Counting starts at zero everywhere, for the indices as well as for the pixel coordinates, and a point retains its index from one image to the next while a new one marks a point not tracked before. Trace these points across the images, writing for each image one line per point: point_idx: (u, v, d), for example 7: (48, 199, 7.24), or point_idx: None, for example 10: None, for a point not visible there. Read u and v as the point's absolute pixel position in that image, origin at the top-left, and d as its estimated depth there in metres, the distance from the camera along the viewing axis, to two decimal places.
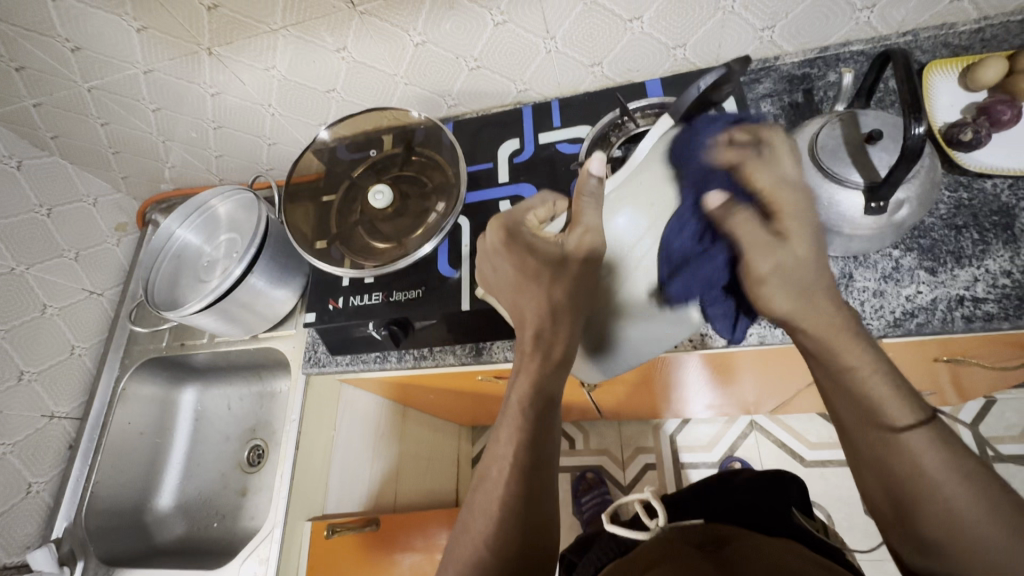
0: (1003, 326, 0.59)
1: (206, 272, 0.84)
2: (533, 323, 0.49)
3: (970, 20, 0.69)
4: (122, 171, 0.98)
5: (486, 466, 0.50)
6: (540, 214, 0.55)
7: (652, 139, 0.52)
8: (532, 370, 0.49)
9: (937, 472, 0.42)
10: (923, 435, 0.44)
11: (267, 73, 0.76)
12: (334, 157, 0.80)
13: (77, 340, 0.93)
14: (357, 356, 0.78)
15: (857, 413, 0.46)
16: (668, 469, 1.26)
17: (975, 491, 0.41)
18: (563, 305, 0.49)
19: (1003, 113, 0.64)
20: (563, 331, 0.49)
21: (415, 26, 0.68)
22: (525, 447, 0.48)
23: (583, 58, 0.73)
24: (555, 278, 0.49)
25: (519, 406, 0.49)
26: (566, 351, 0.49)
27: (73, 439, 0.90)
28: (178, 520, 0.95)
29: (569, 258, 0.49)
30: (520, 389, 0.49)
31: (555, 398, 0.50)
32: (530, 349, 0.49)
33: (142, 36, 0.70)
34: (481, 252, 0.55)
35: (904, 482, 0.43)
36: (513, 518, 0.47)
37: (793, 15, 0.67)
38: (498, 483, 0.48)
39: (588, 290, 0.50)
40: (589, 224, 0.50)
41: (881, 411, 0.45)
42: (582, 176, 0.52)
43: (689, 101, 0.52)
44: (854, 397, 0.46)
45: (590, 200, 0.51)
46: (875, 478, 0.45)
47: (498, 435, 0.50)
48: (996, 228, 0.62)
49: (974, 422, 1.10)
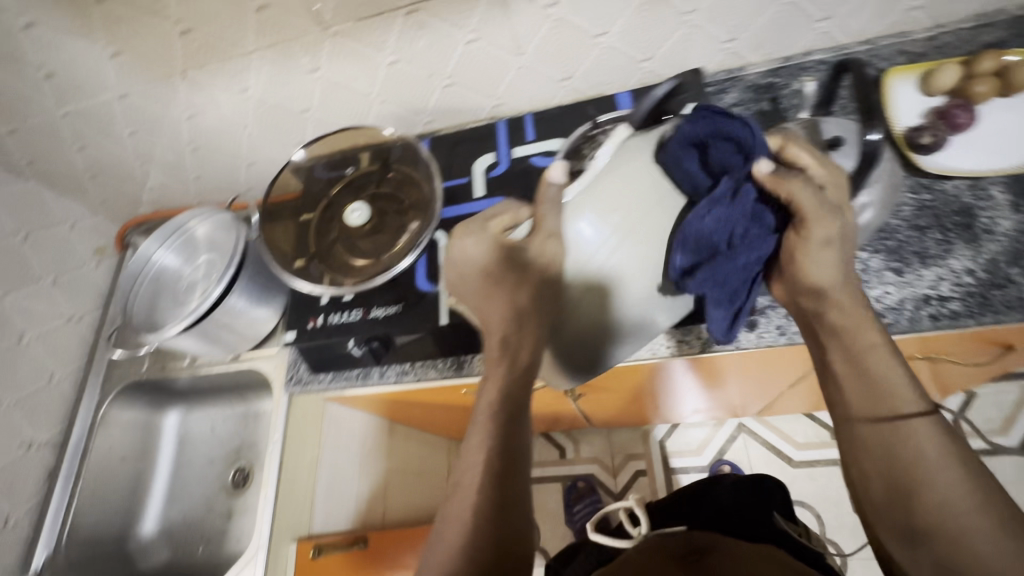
0: (969, 323, 0.60)
1: (186, 295, 0.85)
2: (499, 329, 0.52)
3: (925, 28, 0.72)
4: (100, 196, 0.97)
5: (460, 475, 0.51)
6: (503, 222, 0.56)
7: (608, 152, 0.50)
8: (499, 376, 0.52)
9: (937, 455, 0.47)
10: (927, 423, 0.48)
11: (243, 95, 0.76)
12: (310, 176, 0.80)
13: (56, 367, 0.92)
14: (339, 373, 0.79)
15: (869, 397, 0.50)
16: (658, 475, 1.26)
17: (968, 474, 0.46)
18: (527, 312, 0.52)
19: (959, 116, 0.67)
20: (527, 337, 0.52)
21: (387, 46, 0.69)
22: (495, 452, 0.50)
23: (554, 73, 0.75)
24: (519, 285, 0.52)
25: (488, 412, 0.51)
26: (531, 359, 0.52)
27: (53, 466, 0.89)
28: (162, 546, 0.93)
29: (530, 266, 0.51)
30: (489, 395, 0.52)
31: (523, 403, 0.52)
32: (497, 355, 0.52)
33: (115, 62, 0.71)
34: (449, 259, 0.56)
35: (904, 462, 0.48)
36: (488, 524, 0.47)
37: (754, 27, 0.69)
38: (471, 491, 0.49)
39: (551, 296, 0.51)
40: (551, 228, 0.51)
41: (893, 396, 0.49)
42: (542, 185, 0.52)
43: (645, 110, 0.53)
44: (867, 381, 0.50)
45: (552, 206, 0.51)
46: (880, 461, 0.49)
47: (469, 443, 0.51)
48: (957, 228, 0.64)
49: (956, 416, 1.11)
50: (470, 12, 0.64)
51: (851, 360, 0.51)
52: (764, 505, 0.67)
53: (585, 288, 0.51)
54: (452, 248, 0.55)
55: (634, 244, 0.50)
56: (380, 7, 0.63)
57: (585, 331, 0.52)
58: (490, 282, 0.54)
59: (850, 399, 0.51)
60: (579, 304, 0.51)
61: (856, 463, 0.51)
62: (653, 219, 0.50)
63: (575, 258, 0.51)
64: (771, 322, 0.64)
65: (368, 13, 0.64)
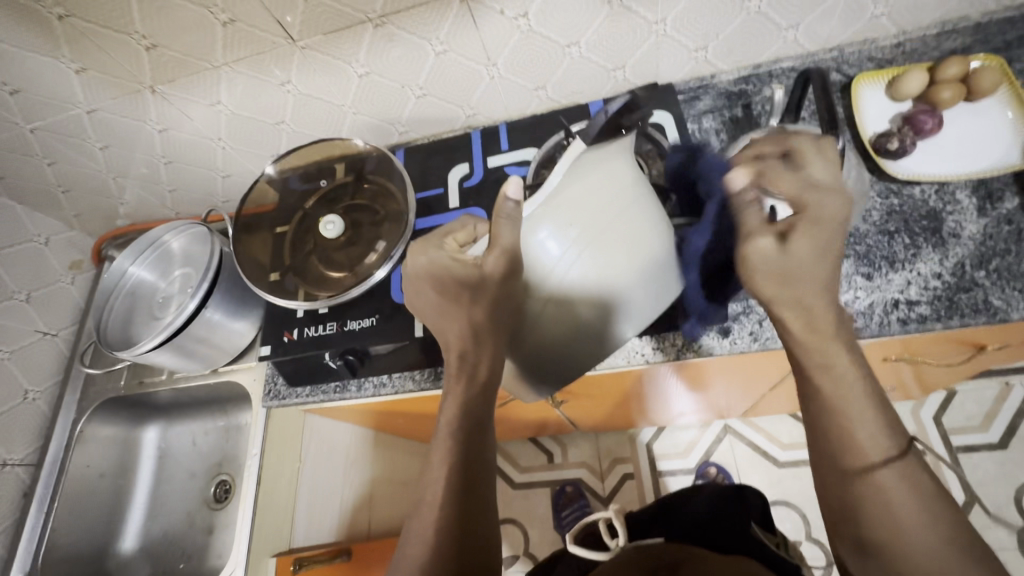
0: (936, 327, 0.61)
1: (161, 309, 0.84)
2: (457, 346, 0.53)
3: (891, 35, 0.72)
4: (74, 210, 0.96)
5: (422, 491, 0.52)
6: (460, 238, 0.56)
7: (562, 170, 0.49)
8: (458, 393, 0.52)
9: (907, 502, 0.44)
10: (896, 468, 0.45)
11: (214, 108, 0.76)
12: (286, 188, 0.80)
13: (31, 384, 0.91)
14: (317, 387, 0.77)
15: (836, 436, 0.47)
16: (645, 478, 1.26)
17: (938, 523, 0.43)
18: (484, 327, 0.52)
19: (925, 122, 0.67)
20: (486, 351, 0.52)
21: (357, 59, 0.69)
22: (456, 467, 0.50)
23: (527, 83, 0.75)
24: (474, 301, 0.52)
25: (448, 429, 0.52)
26: (490, 372, 0.52)
27: (28, 486, 0.88)
28: (142, 563, 0.92)
29: (486, 280, 0.50)
30: (449, 412, 0.52)
31: (484, 418, 0.53)
32: (456, 371, 0.53)
33: (81, 77, 0.70)
34: (405, 275, 0.56)
35: (868, 506, 0.45)
36: (449, 539, 0.47)
37: (722, 35, 0.70)
38: (433, 508, 0.49)
39: (507, 308, 0.51)
40: (507, 246, 0.49)
41: (855, 438, 0.46)
42: (500, 198, 0.48)
43: (597, 126, 0.49)
44: (834, 420, 0.47)
45: (508, 222, 0.49)
46: (841, 504, 0.47)
47: (432, 460, 0.52)
48: (925, 232, 0.65)
49: (936, 415, 1.12)
50: (439, 24, 0.64)
51: (822, 400, 0.48)
52: (742, 517, 0.66)
53: (548, 299, 0.51)
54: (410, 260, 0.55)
55: (596, 255, 0.49)
56: (348, 21, 0.63)
57: (548, 341, 0.52)
58: (449, 299, 0.54)
59: (816, 434, 0.49)
60: (541, 315, 0.51)
61: (822, 494, 0.49)
62: (614, 229, 0.50)
63: (534, 270, 0.51)
64: (744, 328, 0.65)
65: (336, 26, 0.64)
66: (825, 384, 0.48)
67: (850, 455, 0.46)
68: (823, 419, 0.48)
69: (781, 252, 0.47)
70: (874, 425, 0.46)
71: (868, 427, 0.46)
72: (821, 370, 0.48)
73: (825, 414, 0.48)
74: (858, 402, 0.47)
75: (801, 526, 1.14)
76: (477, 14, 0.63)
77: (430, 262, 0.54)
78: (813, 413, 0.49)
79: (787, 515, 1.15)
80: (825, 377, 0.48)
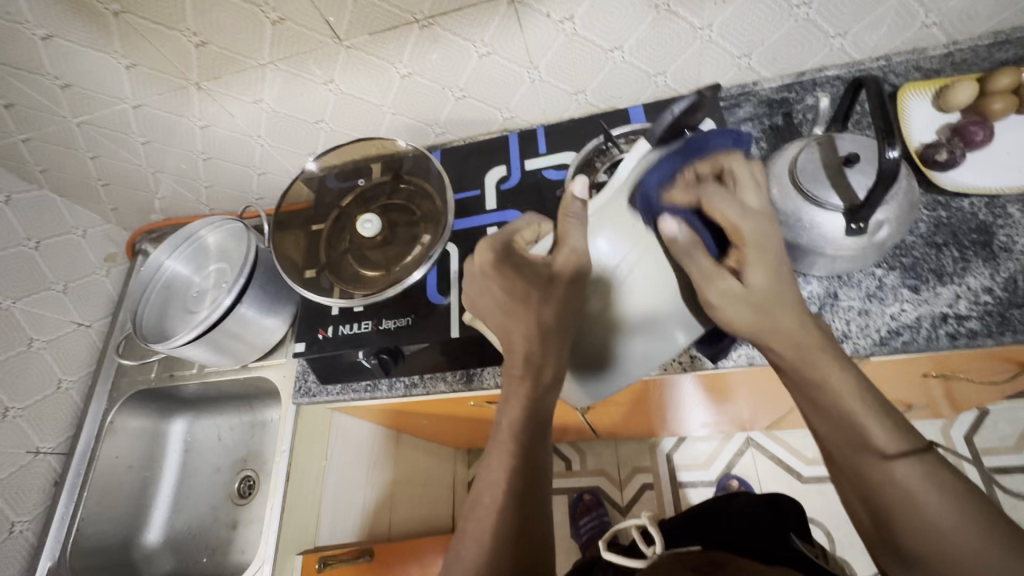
0: (987, 343, 0.59)
1: (196, 303, 0.85)
2: (521, 348, 0.51)
3: (940, 45, 0.71)
4: (112, 204, 0.99)
5: (477, 493, 0.50)
6: (526, 236, 0.56)
7: (628, 166, 0.52)
8: (522, 396, 0.50)
9: (930, 502, 0.42)
10: (913, 468, 0.43)
11: (257, 106, 0.77)
12: (322, 186, 0.81)
13: (65, 373, 0.92)
14: (347, 386, 0.78)
15: (844, 448, 0.46)
16: (666, 489, 1.24)
17: (971, 519, 0.41)
18: (552, 328, 0.51)
19: (976, 134, 0.66)
20: (551, 351, 0.51)
21: (401, 59, 0.69)
22: (515, 472, 0.49)
23: (567, 87, 0.75)
24: (544, 301, 0.51)
25: (509, 433, 0.50)
26: (554, 376, 0.51)
27: (59, 474, 0.88)
28: (166, 556, 0.92)
29: (556, 278, 0.51)
30: (510, 415, 0.50)
31: (545, 421, 0.51)
32: (522, 374, 0.51)
33: (131, 72, 0.71)
34: (467, 275, 0.57)
35: (899, 511, 0.43)
36: (508, 544, 0.46)
37: (767, 43, 0.69)
38: (490, 512, 0.48)
39: (575, 310, 0.51)
40: (575, 245, 0.51)
41: (871, 437, 0.45)
42: (566, 197, 0.54)
43: (663, 127, 0.51)
44: (843, 432, 0.46)
45: (575, 221, 0.53)
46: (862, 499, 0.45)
47: (488, 464, 0.50)
48: (975, 245, 0.63)
49: (967, 435, 1.10)
50: (485, 26, 0.65)
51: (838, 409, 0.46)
52: (780, 530, 0.65)
53: (604, 300, 0.53)
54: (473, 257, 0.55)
55: (648, 259, 0.52)
56: (395, 21, 0.63)
57: (601, 345, 0.54)
58: (515, 294, 0.52)
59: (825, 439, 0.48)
60: (599, 316, 0.53)
61: (848, 503, 0.48)
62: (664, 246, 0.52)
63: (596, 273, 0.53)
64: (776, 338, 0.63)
65: (383, 26, 0.64)
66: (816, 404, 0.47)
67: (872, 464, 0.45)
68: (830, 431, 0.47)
69: (744, 287, 0.50)
70: (886, 431, 0.45)
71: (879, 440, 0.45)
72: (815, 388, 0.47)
73: (832, 424, 0.47)
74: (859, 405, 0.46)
75: (827, 543, 1.10)
76: (523, 16, 0.63)
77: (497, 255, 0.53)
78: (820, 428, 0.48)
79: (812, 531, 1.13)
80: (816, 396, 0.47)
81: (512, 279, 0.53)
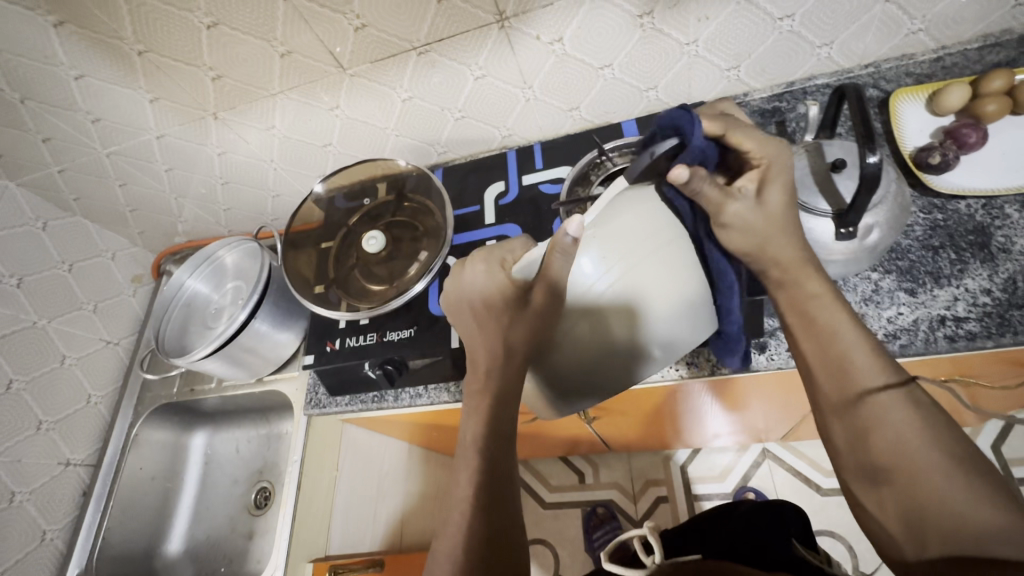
0: (987, 345, 0.58)
1: (213, 319, 0.89)
2: (487, 367, 0.52)
3: (929, 50, 0.72)
4: (139, 228, 1.05)
5: (450, 510, 0.51)
6: None
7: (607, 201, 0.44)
8: (482, 413, 0.52)
9: (904, 420, 0.48)
10: (898, 395, 0.48)
11: (269, 132, 0.82)
12: (330, 206, 0.85)
13: (93, 389, 0.97)
14: (355, 397, 0.80)
15: (830, 375, 0.51)
16: (680, 503, 1.22)
17: (932, 432, 0.47)
18: (519, 348, 0.51)
19: (969, 135, 0.65)
20: (515, 370, 0.52)
21: (401, 84, 0.73)
22: (479, 486, 0.50)
23: (562, 105, 0.78)
24: (517, 323, 0.50)
25: (474, 447, 0.52)
26: (516, 392, 0.52)
27: (87, 485, 0.93)
28: (186, 565, 0.95)
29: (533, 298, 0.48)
30: (473, 430, 0.52)
31: (508, 433, 0.53)
32: (483, 393, 0.52)
33: (154, 106, 0.77)
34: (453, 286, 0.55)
35: (873, 425, 0.49)
36: (477, 556, 0.47)
37: (755, 54, 0.71)
38: (461, 527, 0.49)
39: (547, 332, 0.49)
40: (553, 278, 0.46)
41: (856, 365, 0.50)
42: (558, 238, 0.43)
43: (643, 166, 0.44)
44: (833, 362, 0.51)
45: (563, 257, 0.44)
46: (842, 417, 0.51)
47: (457, 479, 0.52)
48: (972, 247, 0.63)
49: (994, 444, 1.06)
50: (478, 50, 0.68)
51: (818, 337, 0.52)
52: (782, 537, 0.64)
53: (584, 316, 0.48)
54: (464, 272, 0.55)
55: (637, 276, 0.46)
56: (395, 49, 0.67)
57: (582, 365, 0.51)
58: (495, 314, 0.52)
59: (814, 364, 0.53)
60: (577, 338, 0.49)
61: (826, 426, 0.53)
62: (654, 262, 0.46)
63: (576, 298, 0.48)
64: (781, 344, 0.64)
65: (383, 55, 0.68)
66: (820, 334, 0.52)
67: (852, 386, 0.50)
68: (820, 356, 0.52)
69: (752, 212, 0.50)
70: (870, 359, 0.50)
71: (863, 365, 0.50)
72: (814, 320, 0.52)
73: (823, 350, 0.52)
74: (855, 336, 0.51)
75: (848, 558, 1.07)
76: (514, 39, 0.67)
77: (488, 278, 0.53)
78: (813, 358, 0.53)
79: (832, 546, 1.10)
80: (813, 325, 0.52)
81: (492, 299, 0.53)
